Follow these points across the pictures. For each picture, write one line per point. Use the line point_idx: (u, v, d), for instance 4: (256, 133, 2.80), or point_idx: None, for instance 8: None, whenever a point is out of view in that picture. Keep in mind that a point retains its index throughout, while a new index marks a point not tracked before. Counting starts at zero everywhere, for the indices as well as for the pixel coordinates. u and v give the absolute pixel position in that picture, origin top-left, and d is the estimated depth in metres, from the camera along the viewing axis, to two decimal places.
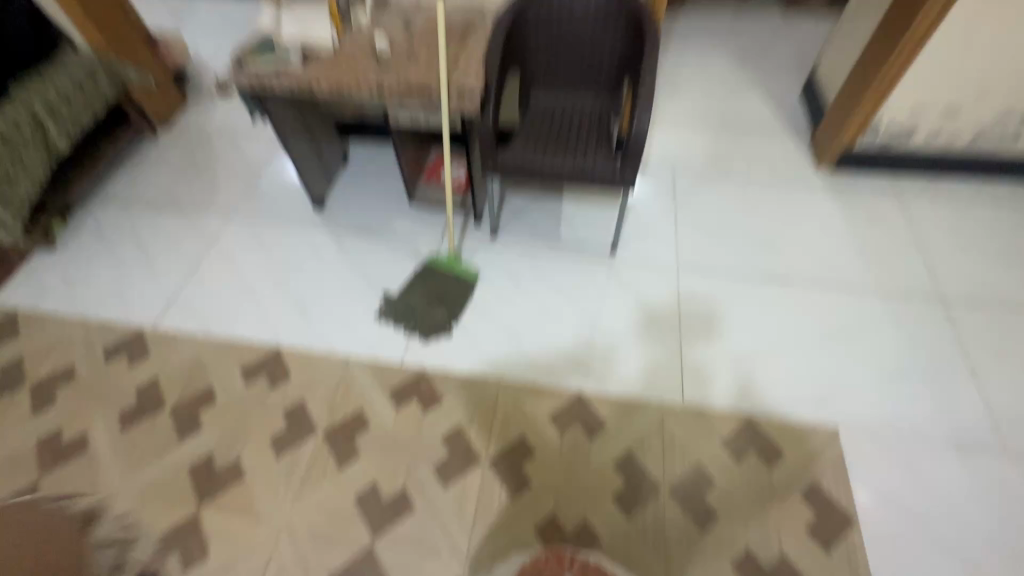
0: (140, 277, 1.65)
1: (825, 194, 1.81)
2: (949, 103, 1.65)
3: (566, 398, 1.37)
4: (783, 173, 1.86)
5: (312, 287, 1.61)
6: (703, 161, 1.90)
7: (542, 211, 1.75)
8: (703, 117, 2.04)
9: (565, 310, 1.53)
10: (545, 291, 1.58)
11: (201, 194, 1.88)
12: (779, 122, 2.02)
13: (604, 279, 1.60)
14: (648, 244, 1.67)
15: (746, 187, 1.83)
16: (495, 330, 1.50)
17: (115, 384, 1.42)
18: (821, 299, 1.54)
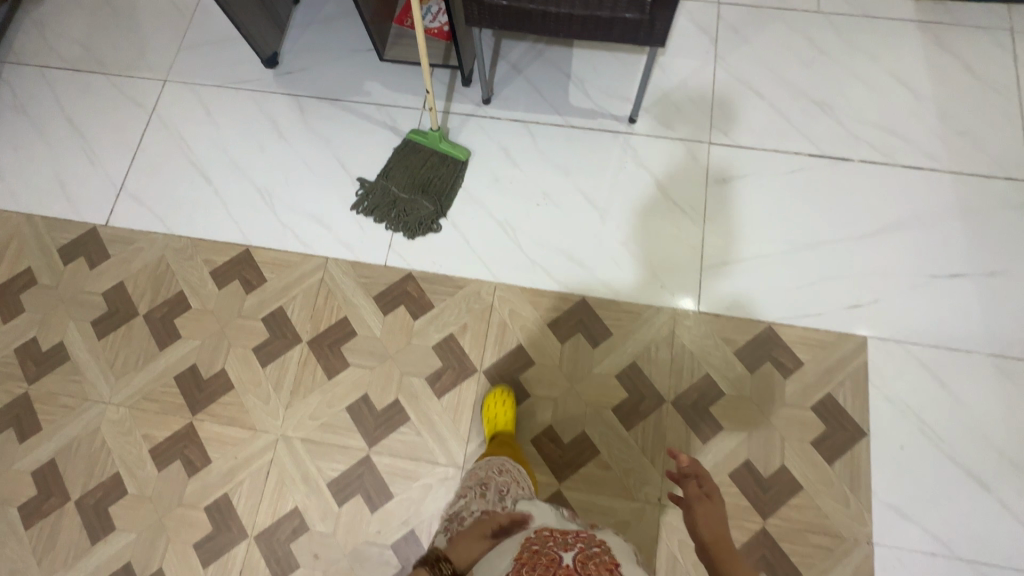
0: (79, 161, 1.43)
1: (917, 32, 1.39)
2: None
3: (567, 301, 1.23)
4: (865, 3, 1.42)
5: (276, 170, 1.38)
6: None
7: (546, 69, 1.41)
8: None
9: (571, 198, 1.31)
10: (548, 175, 1.33)
11: (126, 46, 1.52)
12: None
13: (620, 158, 1.33)
14: (675, 111, 1.36)
15: (811, 25, 1.42)
16: (489, 223, 1.30)
17: (79, 288, 1.31)
18: (880, 181, 1.28)
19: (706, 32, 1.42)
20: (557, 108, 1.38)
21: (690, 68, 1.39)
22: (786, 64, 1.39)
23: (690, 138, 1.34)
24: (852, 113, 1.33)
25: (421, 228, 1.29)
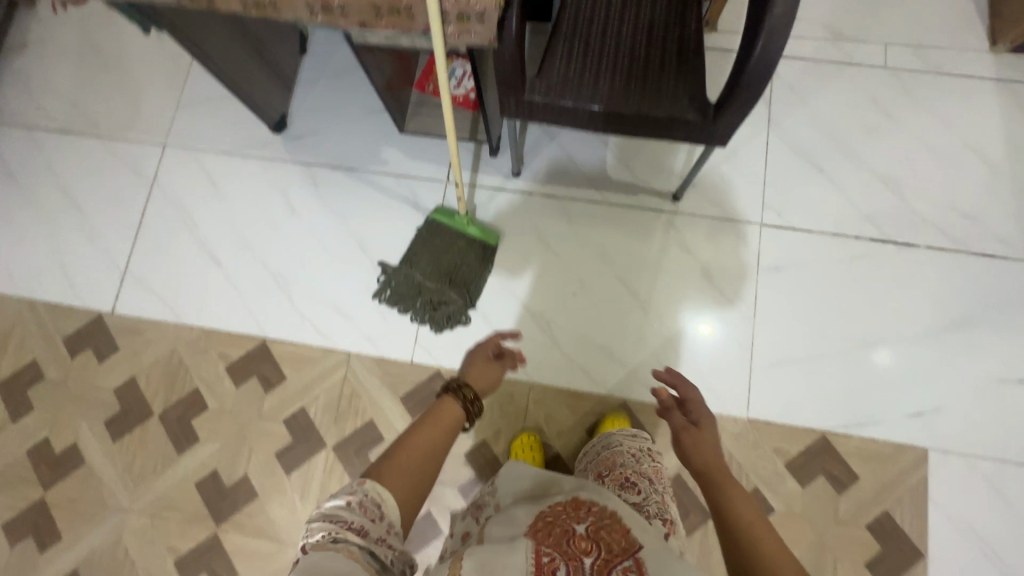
0: (78, 239, 1.33)
1: (995, 93, 1.25)
2: None
3: (607, 404, 1.16)
4: (937, 57, 1.28)
5: (291, 252, 1.28)
6: (818, 40, 1.31)
7: (580, 135, 1.29)
8: None
9: (610, 287, 1.22)
10: (585, 260, 1.23)
11: (120, 105, 1.39)
12: None
13: (662, 240, 1.23)
14: (724, 186, 1.24)
15: (876, 84, 1.28)
16: (523, 314, 1.22)
17: (89, 385, 1.24)
18: (948, 269, 1.18)
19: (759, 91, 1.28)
20: (593, 181, 1.27)
21: (741, 136, 1.27)
22: (847, 130, 1.26)
23: (739, 218, 1.23)
24: (919, 189, 1.22)
25: (450, 321, 1.20)
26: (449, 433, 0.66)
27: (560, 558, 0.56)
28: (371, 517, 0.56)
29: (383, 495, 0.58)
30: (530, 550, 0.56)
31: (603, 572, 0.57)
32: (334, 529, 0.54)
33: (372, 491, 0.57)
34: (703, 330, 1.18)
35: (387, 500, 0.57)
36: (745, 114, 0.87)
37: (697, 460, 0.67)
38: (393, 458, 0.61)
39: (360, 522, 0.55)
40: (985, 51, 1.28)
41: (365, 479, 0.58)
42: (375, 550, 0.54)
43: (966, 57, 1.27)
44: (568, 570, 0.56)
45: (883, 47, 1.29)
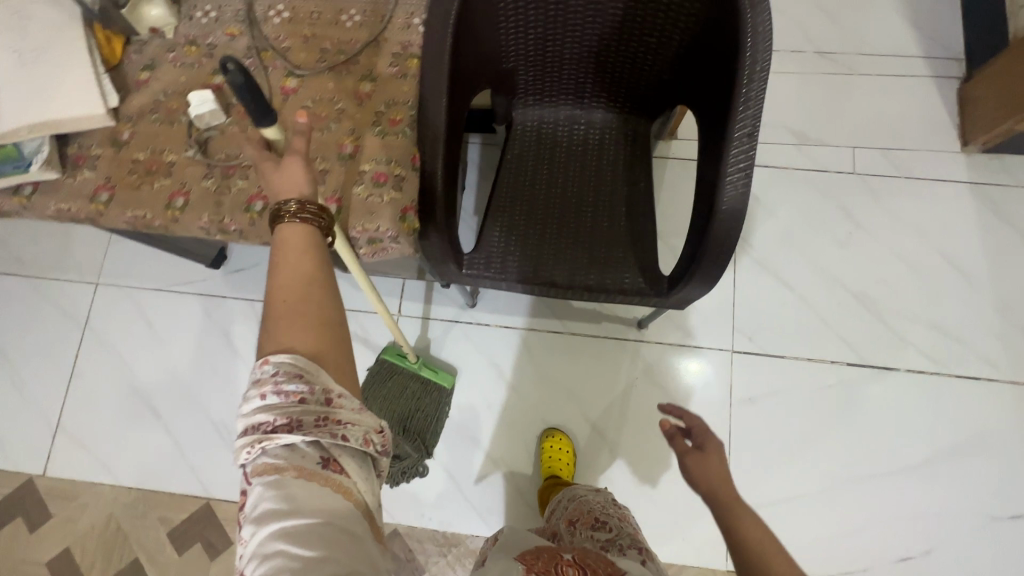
0: (6, 392, 1.23)
1: (970, 197, 1.19)
2: None
3: None
4: (907, 159, 1.22)
5: (235, 399, 1.20)
6: (782, 146, 1.24)
7: None
8: (790, 48, 1.29)
9: (575, 425, 1.15)
10: (548, 396, 1.16)
11: (48, 243, 1.30)
12: (913, 53, 1.27)
13: (629, 371, 1.16)
14: (691, 310, 1.17)
15: (846, 190, 1.21)
16: (484, 460, 1.14)
17: (20, 559, 1.14)
18: (929, 394, 1.11)
19: None
20: (554, 309, 1.19)
21: None
22: (817, 242, 1.20)
23: (708, 345, 1.16)
24: (895, 306, 1.15)
25: (399, 474, 1.10)
26: (315, 253, 0.52)
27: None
28: (297, 399, 0.44)
29: (284, 357, 0.45)
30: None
31: None
32: (265, 433, 0.43)
33: (275, 367, 0.45)
34: (693, 368, 1.15)
35: (307, 361, 0.46)
36: (699, 299, 0.77)
37: (705, 484, 0.62)
38: (277, 310, 0.47)
39: (284, 419, 0.44)
40: (957, 151, 1.22)
41: (264, 358, 0.45)
42: (327, 446, 0.46)
43: (937, 159, 1.22)
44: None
45: (850, 149, 1.23)
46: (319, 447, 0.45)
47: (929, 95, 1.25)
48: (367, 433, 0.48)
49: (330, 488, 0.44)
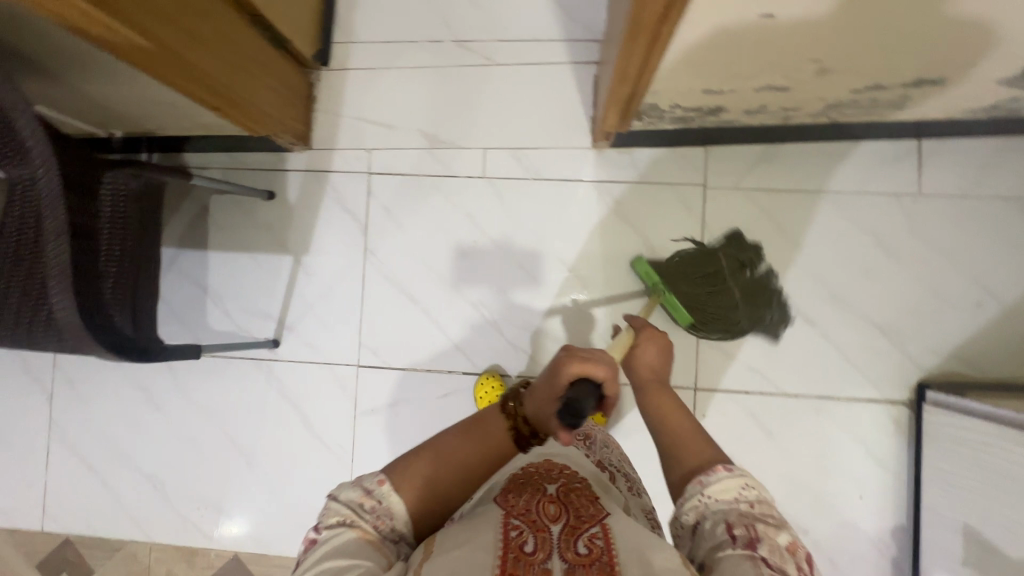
0: None
1: (595, 197, 1.16)
2: (769, 86, 0.86)
3: (220, 557, 1.21)
4: (537, 158, 1.18)
5: None
6: (414, 151, 1.20)
7: (178, 284, 1.23)
8: (426, 39, 1.20)
9: (216, 439, 1.22)
10: (190, 413, 1.23)
11: None
12: (553, 37, 1.17)
13: (263, 387, 1.21)
14: (323, 328, 1.20)
15: (475, 200, 1.18)
16: (136, 475, 1.24)
17: None
18: None
19: (355, 218, 1.20)
20: (194, 332, 1.23)
21: (336, 270, 1.21)
22: (443, 251, 1.19)
23: (336, 360, 1.20)
24: (514, 314, 1.17)
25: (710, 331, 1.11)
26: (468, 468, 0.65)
27: (529, 530, 0.55)
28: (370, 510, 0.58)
29: (396, 501, 0.60)
30: (499, 527, 0.55)
31: (569, 544, 0.54)
32: (349, 517, 0.57)
33: (388, 497, 0.60)
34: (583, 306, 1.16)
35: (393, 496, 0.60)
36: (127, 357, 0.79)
37: (643, 369, 0.86)
38: (421, 470, 0.63)
39: (372, 509, 0.58)
40: (587, 147, 1.17)
41: (385, 480, 0.61)
42: (335, 507, 0.58)
43: (566, 158, 1.17)
44: (536, 540, 0.55)
45: (481, 151, 1.19)
46: (360, 514, 0.57)
47: (565, 85, 1.17)
48: (355, 499, 0.59)
49: (362, 525, 0.56)
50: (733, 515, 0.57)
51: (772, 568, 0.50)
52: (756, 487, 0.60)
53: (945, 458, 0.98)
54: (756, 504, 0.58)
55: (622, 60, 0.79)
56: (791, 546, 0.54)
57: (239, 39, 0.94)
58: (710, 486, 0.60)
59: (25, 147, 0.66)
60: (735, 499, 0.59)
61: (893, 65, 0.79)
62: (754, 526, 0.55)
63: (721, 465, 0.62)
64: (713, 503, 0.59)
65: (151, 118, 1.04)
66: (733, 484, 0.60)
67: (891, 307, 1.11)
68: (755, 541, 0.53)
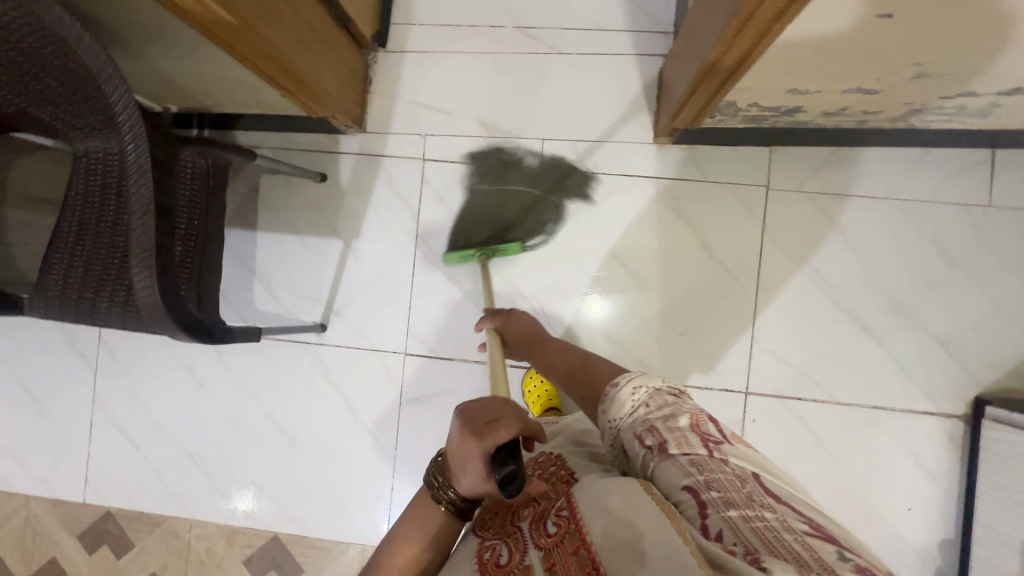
0: None
1: (654, 193, 1.14)
2: (858, 88, 0.83)
3: (259, 537, 1.21)
4: (596, 152, 1.15)
5: None
6: (471, 139, 1.18)
7: (226, 263, 1.22)
8: (488, 24, 1.17)
9: (259, 420, 1.22)
10: (235, 393, 1.23)
11: None
12: (620, 27, 1.15)
13: (308, 370, 1.21)
14: (371, 314, 1.19)
15: (531, 190, 1.16)
16: (178, 452, 1.24)
17: None
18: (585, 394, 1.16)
19: (407, 204, 1.19)
20: (241, 312, 1.22)
21: (386, 256, 1.19)
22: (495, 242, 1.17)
23: (383, 347, 1.19)
24: (564, 309, 1.16)
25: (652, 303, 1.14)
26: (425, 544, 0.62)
27: (502, 541, 0.57)
28: None
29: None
30: (473, 554, 0.56)
31: (540, 529, 0.55)
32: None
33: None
34: (594, 308, 1.16)
35: None
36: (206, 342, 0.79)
37: (526, 338, 0.93)
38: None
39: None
40: (648, 143, 1.15)
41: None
42: None
43: (627, 152, 1.15)
44: (510, 547, 0.55)
45: (539, 141, 1.16)
46: None
47: (629, 77, 1.14)
48: None
49: None
50: (639, 425, 0.63)
51: (687, 453, 0.57)
52: (646, 385, 0.66)
53: (1003, 476, 0.97)
54: (649, 401, 0.65)
55: (713, 56, 0.77)
56: (691, 421, 0.61)
57: (308, 16, 0.92)
58: (609, 412, 0.67)
59: (117, 122, 0.65)
60: (636, 404, 0.65)
61: (993, 72, 0.77)
62: (657, 426, 0.61)
63: (608, 386, 0.69)
64: (620, 422, 0.65)
65: (213, 95, 1.03)
66: (625, 397, 0.66)
67: (952, 320, 1.09)
68: (663, 440, 0.59)
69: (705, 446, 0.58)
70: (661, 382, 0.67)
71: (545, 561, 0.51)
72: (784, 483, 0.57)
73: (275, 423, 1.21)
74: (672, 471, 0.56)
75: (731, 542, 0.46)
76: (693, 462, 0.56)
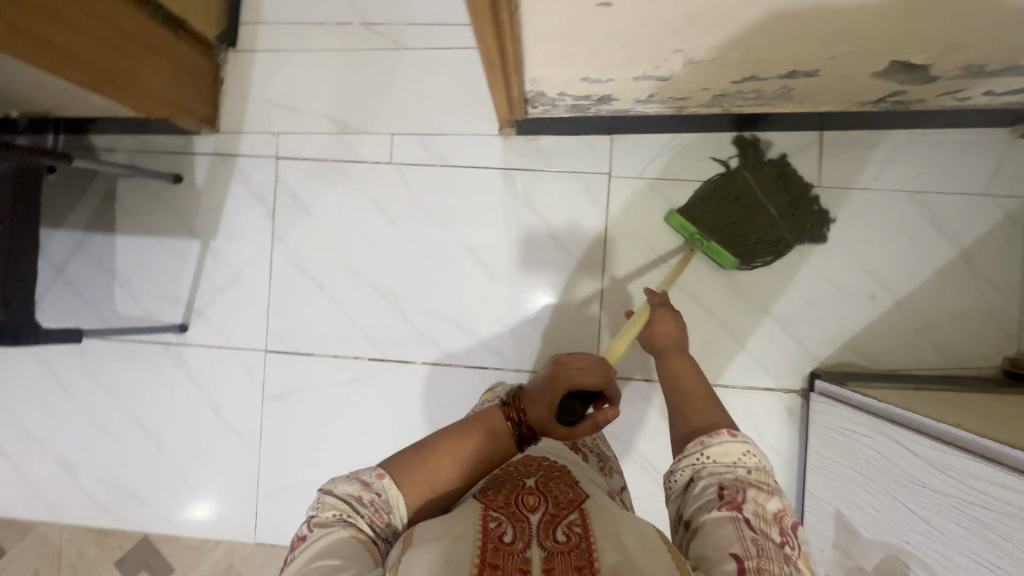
0: None
1: (501, 185, 1.16)
2: (645, 75, 0.86)
3: (130, 538, 1.22)
4: (444, 145, 1.17)
5: None
6: (322, 135, 1.19)
7: (84, 265, 1.22)
8: (334, 21, 1.18)
9: (125, 422, 1.22)
10: (99, 395, 1.23)
11: None
12: (459, 21, 1.16)
13: (172, 370, 1.21)
14: (232, 313, 1.20)
15: (383, 184, 1.18)
16: (44, 457, 1.24)
17: None
18: (443, 383, 1.18)
19: (263, 202, 1.20)
20: (101, 313, 1.22)
21: (244, 255, 1.20)
22: (351, 238, 1.19)
23: (245, 346, 1.20)
24: (421, 301, 1.18)
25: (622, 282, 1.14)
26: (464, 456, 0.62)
27: (508, 521, 0.52)
28: (365, 496, 0.56)
29: (397, 494, 0.58)
30: (478, 519, 0.51)
31: (548, 533, 0.51)
32: (347, 511, 0.54)
33: (388, 489, 0.57)
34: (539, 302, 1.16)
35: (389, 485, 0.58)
36: None
37: (664, 341, 0.85)
38: (419, 467, 0.60)
39: (370, 503, 0.56)
40: (494, 134, 1.16)
41: (384, 474, 0.58)
42: (327, 505, 0.55)
43: (474, 144, 1.17)
44: (517, 531, 0.51)
45: (389, 136, 1.18)
46: (353, 506, 0.55)
47: (472, 70, 1.16)
48: (360, 486, 0.57)
49: (357, 519, 0.54)
50: (728, 477, 0.58)
51: (755, 531, 0.53)
52: (758, 454, 0.61)
53: (825, 446, 1.01)
54: (752, 468, 0.59)
55: (481, 49, 0.79)
56: (779, 512, 0.56)
57: (116, 18, 0.93)
58: (711, 447, 0.61)
59: None
60: (735, 464, 0.60)
61: (759, 59, 0.80)
62: (747, 489, 0.57)
63: (727, 430, 0.64)
64: (710, 462, 0.61)
65: (41, 98, 1.02)
66: (736, 449, 0.61)
67: (792, 297, 1.12)
68: (741, 503, 0.55)
69: (780, 540, 0.53)
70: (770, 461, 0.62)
71: (546, 562, 0.48)
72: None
73: (140, 424, 1.22)
74: (729, 534, 0.52)
75: None
76: (756, 540, 0.52)
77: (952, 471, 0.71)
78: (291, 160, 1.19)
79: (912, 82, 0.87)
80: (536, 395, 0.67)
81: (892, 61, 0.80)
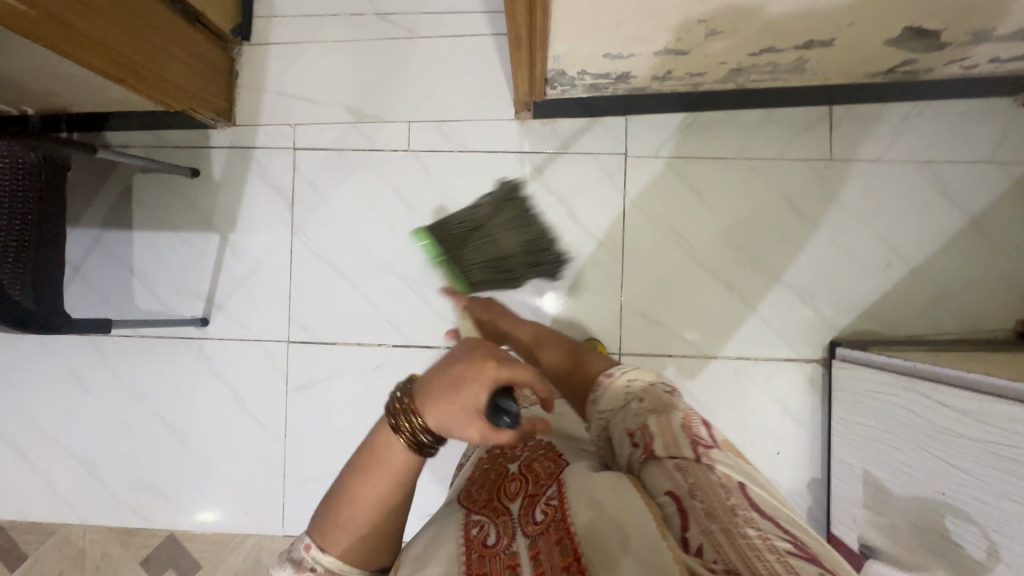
0: None
1: (519, 168, 1.18)
2: (665, 50, 0.88)
3: (154, 538, 1.21)
4: (461, 130, 1.18)
5: None
6: (339, 125, 1.20)
7: (103, 262, 1.22)
8: (349, 12, 1.20)
9: (147, 419, 1.21)
10: (119, 393, 1.22)
11: None
12: (473, 9, 1.18)
13: (193, 365, 1.21)
14: (251, 305, 1.20)
15: (400, 172, 1.19)
16: (65, 458, 1.22)
17: None
18: None
19: (281, 194, 1.20)
20: (122, 309, 1.21)
21: (263, 246, 1.20)
22: (370, 226, 1.19)
23: (266, 338, 1.20)
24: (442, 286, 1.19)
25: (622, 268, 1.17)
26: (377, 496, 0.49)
27: (490, 522, 0.52)
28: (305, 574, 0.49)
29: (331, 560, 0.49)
30: (459, 528, 0.51)
31: (529, 518, 0.51)
32: None
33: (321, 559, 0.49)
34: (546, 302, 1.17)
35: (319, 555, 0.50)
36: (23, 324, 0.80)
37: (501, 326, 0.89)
38: (336, 522, 0.50)
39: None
40: (511, 118, 1.18)
41: (311, 544, 0.50)
42: None
43: (491, 129, 1.18)
44: (499, 528, 0.51)
45: (406, 124, 1.19)
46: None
47: (488, 56, 1.18)
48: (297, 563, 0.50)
49: None
50: (630, 420, 0.61)
51: (674, 457, 0.54)
52: (639, 381, 0.65)
53: (848, 412, 1.03)
54: (643, 398, 0.63)
55: (509, 25, 0.80)
56: (684, 422, 0.58)
57: (138, 9, 0.93)
58: (600, 403, 0.66)
59: None
60: (625, 404, 0.63)
61: (778, 28, 0.82)
62: (648, 421, 0.59)
63: (603, 377, 0.69)
64: (608, 414, 0.65)
65: (59, 93, 1.02)
66: (618, 392, 0.65)
67: (805, 270, 1.14)
68: (649, 439, 0.58)
69: (694, 451, 0.55)
70: (655, 381, 0.65)
71: (531, 549, 0.47)
72: (778, 497, 0.52)
73: (162, 421, 1.21)
74: (658, 477, 0.54)
75: (707, 557, 0.43)
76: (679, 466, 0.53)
77: (987, 418, 0.72)
78: (308, 150, 1.20)
79: (922, 50, 0.90)
80: (451, 389, 0.47)
81: (906, 28, 0.83)
